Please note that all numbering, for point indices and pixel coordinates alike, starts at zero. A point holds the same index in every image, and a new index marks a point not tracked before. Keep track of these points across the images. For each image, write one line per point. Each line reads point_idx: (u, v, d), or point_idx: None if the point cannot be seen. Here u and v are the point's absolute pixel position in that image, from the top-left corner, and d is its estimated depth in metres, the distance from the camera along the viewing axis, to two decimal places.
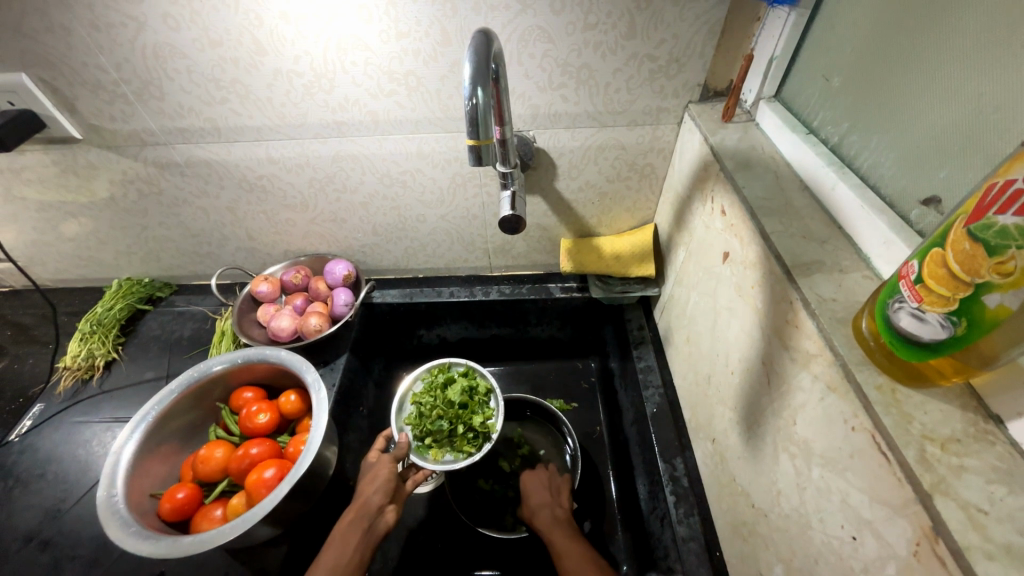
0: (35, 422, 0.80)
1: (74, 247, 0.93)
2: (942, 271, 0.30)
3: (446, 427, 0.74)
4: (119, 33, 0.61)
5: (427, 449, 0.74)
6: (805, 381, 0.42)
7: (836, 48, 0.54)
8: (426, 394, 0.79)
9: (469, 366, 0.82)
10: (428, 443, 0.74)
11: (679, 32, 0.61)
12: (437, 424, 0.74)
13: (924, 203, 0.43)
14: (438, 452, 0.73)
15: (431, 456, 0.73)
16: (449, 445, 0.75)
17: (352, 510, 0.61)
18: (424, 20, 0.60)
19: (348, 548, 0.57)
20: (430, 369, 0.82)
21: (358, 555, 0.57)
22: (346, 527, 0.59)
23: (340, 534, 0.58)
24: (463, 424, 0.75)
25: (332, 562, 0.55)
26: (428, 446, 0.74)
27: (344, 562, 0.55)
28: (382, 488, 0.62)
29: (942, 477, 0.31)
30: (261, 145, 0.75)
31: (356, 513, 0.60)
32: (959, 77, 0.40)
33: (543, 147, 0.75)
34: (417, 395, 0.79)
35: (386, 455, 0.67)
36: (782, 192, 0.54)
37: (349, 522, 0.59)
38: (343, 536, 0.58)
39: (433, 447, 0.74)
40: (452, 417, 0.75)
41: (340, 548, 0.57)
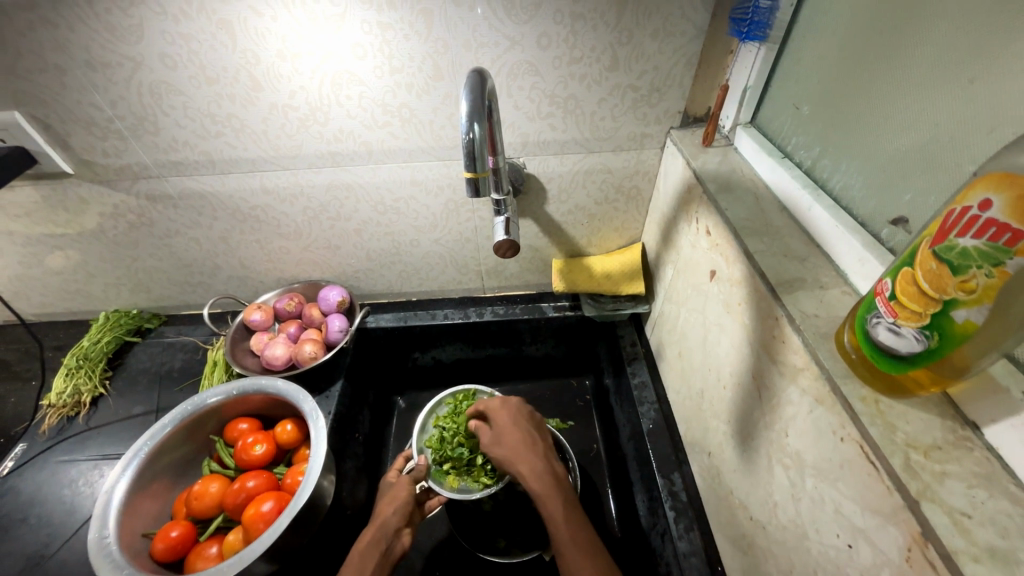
0: (18, 463, 0.77)
1: (60, 281, 0.92)
2: (912, 288, 0.32)
3: (466, 453, 0.74)
4: (115, 71, 0.63)
5: (445, 475, 0.74)
6: (795, 394, 0.44)
7: (805, 79, 0.59)
8: (450, 418, 0.79)
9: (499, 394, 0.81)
10: (446, 469, 0.74)
11: (659, 64, 0.64)
12: (456, 450, 0.74)
13: (892, 222, 0.46)
14: (454, 478, 0.73)
15: (447, 483, 0.73)
16: (466, 473, 0.74)
17: (369, 534, 0.61)
18: (416, 56, 0.63)
19: (368, 567, 0.57)
20: (456, 393, 0.83)
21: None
22: (363, 549, 0.59)
23: (357, 556, 0.58)
24: (482, 452, 0.75)
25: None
26: (446, 472, 0.74)
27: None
28: (401, 509, 0.64)
29: (927, 484, 0.32)
30: (255, 175, 0.76)
31: (374, 537, 0.61)
32: (917, 108, 0.44)
33: (533, 173, 0.78)
34: (442, 419, 0.79)
35: (401, 478, 0.69)
36: (762, 212, 0.57)
37: (367, 543, 0.60)
38: (362, 557, 0.58)
39: (451, 473, 0.74)
40: (472, 445, 0.75)
41: (357, 570, 0.56)
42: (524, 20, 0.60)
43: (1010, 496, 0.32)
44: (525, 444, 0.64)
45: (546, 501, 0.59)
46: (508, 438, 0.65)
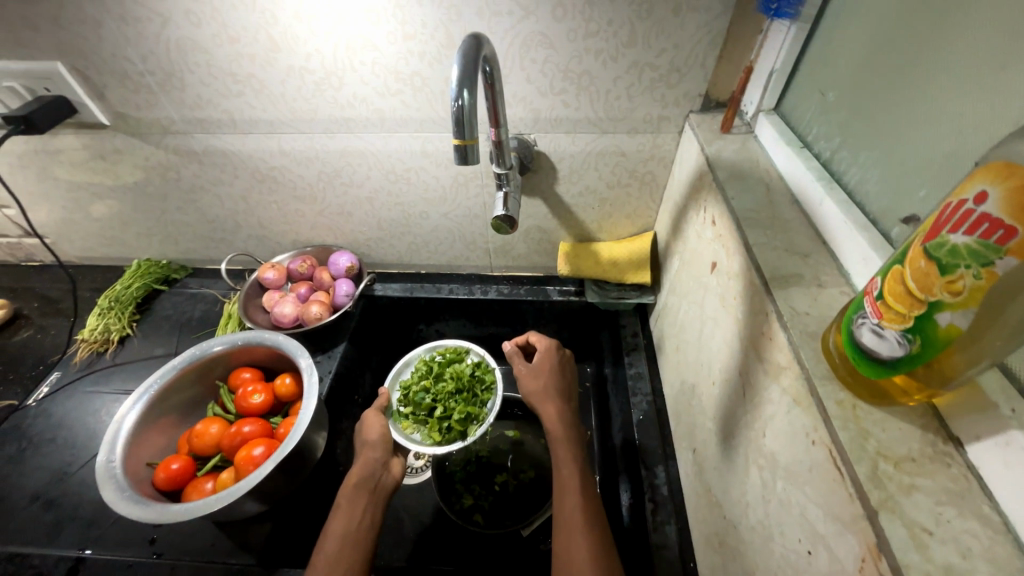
0: (52, 389, 0.85)
1: (99, 228, 0.99)
2: (899, 288, 0.30)
3: (427, 402, 0.76)
4: (145, 26, 0.65)
5: (401, 417, 0.76)
6: (775, 393, 0.42)
7: (832, 64, 0.54)
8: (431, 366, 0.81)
9: (487, 359, 0.82)
10: (406, 413, 0.76)
11: (679, 42, 0.61)
12: (419, 397, 0.76)
13: (903, 221, 0.43)
14: (409, 425, 0.75)
15: (401, 425, 0.75)
16: (422, 424, 0.75)
17: (355, 475, 0.64)
18: (429, 23, 0.62)
19: (361, 507, 0.61)
20: (447, 347, 0.84)
21: (370, 512, 0.61)
22: (351, 492, 0.62)
23: (347, 499, 0.62)
24: (443, 409, 0.75)
25: (343, 527, 0.59)
26: (404, 415, 0.76)
27: (355, 522, 0.59)
28: (381, 447, 0.68)
29: (891, 495, 0.30)
30: (273, 137, 0.78)
31: (361, 477, 0.64)
32: (945, 95, 0.40)
33: (544, 151, 0.76)
34: (423, 363, 0.82)
35: (373, 415, 0.72)
36: (770, 204, 0.54)
37: (355, 485, 0.63)
38: (351, 500, 0.61)
39: (408, 419, 0.76)
40: (437, 398, 0.76)
41: (349, 513, 0.60)
42: None
43: (981, 517, 0.29)
44: (558, 390, 0.71)
45: (561, 442, 0.64)
46: (546, 376, 0.72)
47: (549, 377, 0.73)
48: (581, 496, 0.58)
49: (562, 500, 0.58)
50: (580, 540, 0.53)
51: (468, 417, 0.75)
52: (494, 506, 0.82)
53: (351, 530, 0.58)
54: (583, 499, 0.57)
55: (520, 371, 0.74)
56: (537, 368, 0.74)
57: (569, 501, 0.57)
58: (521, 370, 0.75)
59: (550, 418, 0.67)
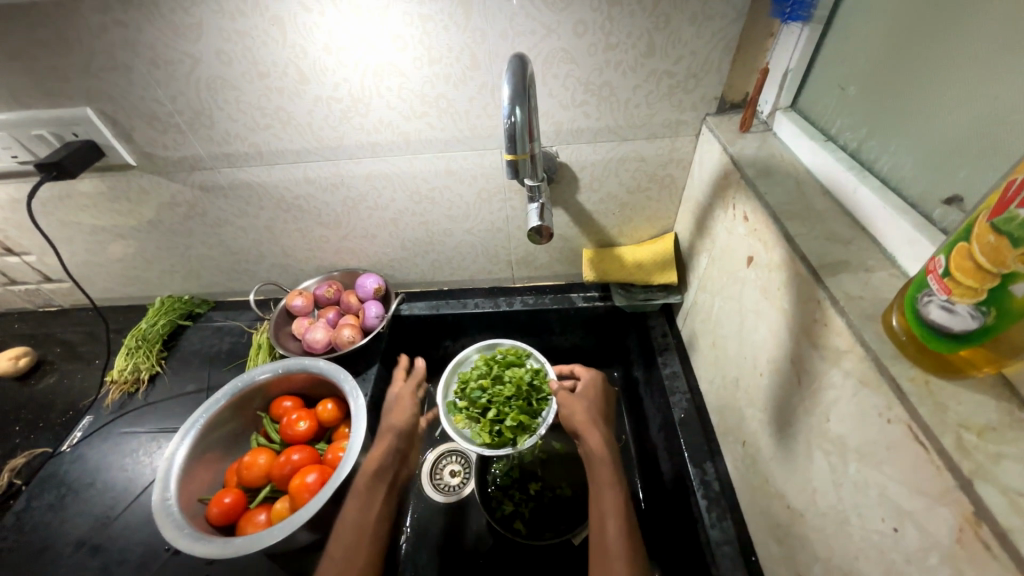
0: (85, 433, 0.84)
1: (121, 268, 0.99)
2: (968, 264, 0.32)
3: (484, 403, 0.76)
4: (176, 68, 0.67)
5: (455, 411, 0.78)
6: (837, 377, 0.43)
7: (851, 59, 0.57)
8: (492, 366, 0.81)
9: (544, 368, 0.82)
10: (460, 407, 0.77)
11: (696, 49, 0.64)
12: (477, 397, 0.77)
13: (946, 202, 0.45)
14: (462, 420, 0.76)
15: (453, 418, 0.77)
16: (474, 421, 0.76)
17: (374, 462, 0.66)
18: (455, 47, 0.65)
19: (378, 499, 0.63)
20: (509, 349, 0.84)
21: (384, 503, 0.63)
22: (370, 480, 0.64)
23: (364, 487, 0.63)
24: (497, 412, 0.76)
25: (360, 516, 0.60)
26: (459, 410, 0.77)
27: (373, 513, 0.61)
28: (402, 439, 0.69)
29: (980, 463, 0.32)
30: (299, 166, 0.80)
31: (379, 466, 0.65)
32: (974, 83, 0.42)
33: (566, 162, 0.78)
34: (483, 363, 0.82)
35: (404, 399, 0.73)
36: (802, 196, 0.56)
37: (374, 474, 0.64)
38: (369, 488, 0.63)
39: (462, 413, 0.77)
40: (493, 399, 0.77)
41: (367, 502, 0.62)
42: (561, 8, 0.61)
43: None
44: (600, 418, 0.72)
45: (603, 466, 0.64)
46: (591, 404, 0.74)
47: (591, 405, 0.74)
48: (621, 521, 0.58)
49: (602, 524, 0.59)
50: (619, 566, 0.54)
51: (521, 425, 0.76)
52: (534, 514, 0.82)
53: (369, 521, 0.60)
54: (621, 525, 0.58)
55: (564, 396, 0.75)
56: (580, 395, 0.76)
57: (610, 526, 0.58)
58: (562, 398, 0.76)
59: (593, 440, 0.67)
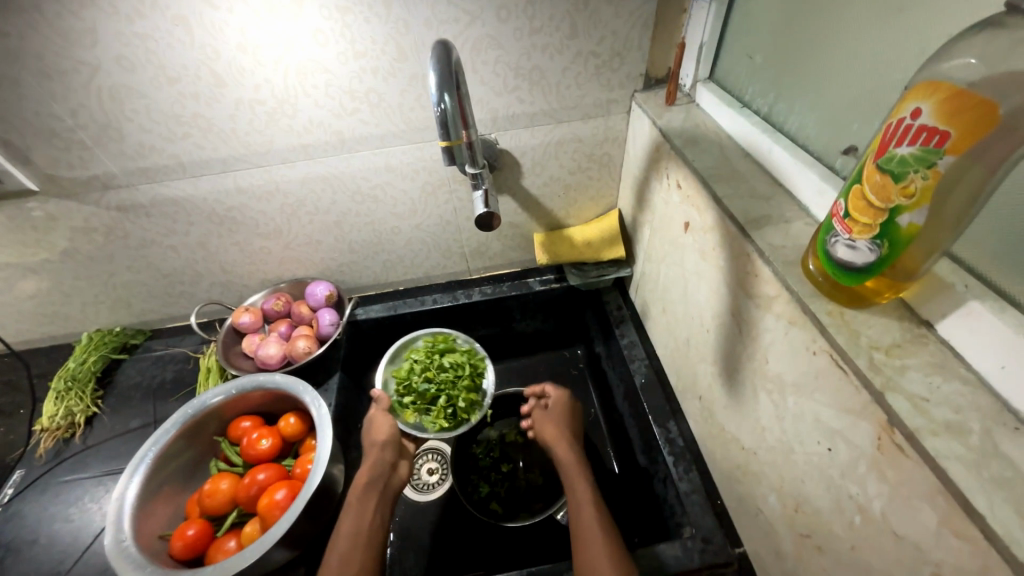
0: (18, 489, 0.76)
1: (36, 305, 0.90)
2: (863, 202, 0.35)
3: (431, 393, 0.76)
4: (71, 79, 0.61)
5: (402, 408, 0.76)
6: (770, 321, 0.47)
7: (756, 29, 0.61)
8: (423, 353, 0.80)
9: (474, 345, 0.82)
10: (407, 404, 0.75)
11: (616, 29, 0.66)
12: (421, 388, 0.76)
13: (845, 152, 0.49)
14: (412, 415, 0.75)
15: (402, 415, 0.75)
16: (424, 412, 0.76)
17: (364, 475, 0.65)
18: (379, 39, 0.63)
19: (370, 508, 0.61)
20: (437, 333, 0.82)
21: (378, 512, 0.62)
22: (360, 490, 0.63)
23: (355, 501, 0.62)
24: (444, 396, 0.76)
25: (354, 525, 0.59)
26: (406, 406, 0.76)
27: (367, 521, 0.60)
28: (390, 449, 0.68)
29: (890, 377, 0.36)
30: (228, 176, 0.75)
31: (368, 478, 0.64)
32: (858, 40, 0.47)
33: (506, 148, 0.79)
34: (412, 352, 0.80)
35: (380, 416, 0.72)
36: (726, 160, 0.60)
37: (363, 486, 0.63)
38: (361, 498, 0.62)
39: (409, 408, 0.76)
40: (437, 387, 0.77)
41: (360, 512, 0.61)
42: None
43: (961, 378, 0.35)
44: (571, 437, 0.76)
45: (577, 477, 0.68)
46: (561, 421, 0.78)
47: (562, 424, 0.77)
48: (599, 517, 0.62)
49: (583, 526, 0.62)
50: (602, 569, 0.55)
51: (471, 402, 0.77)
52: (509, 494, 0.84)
53: (364, 529, 0.59)
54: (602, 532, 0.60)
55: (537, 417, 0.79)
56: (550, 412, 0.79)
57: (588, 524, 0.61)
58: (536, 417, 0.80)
59: (564, 455, 0.72)
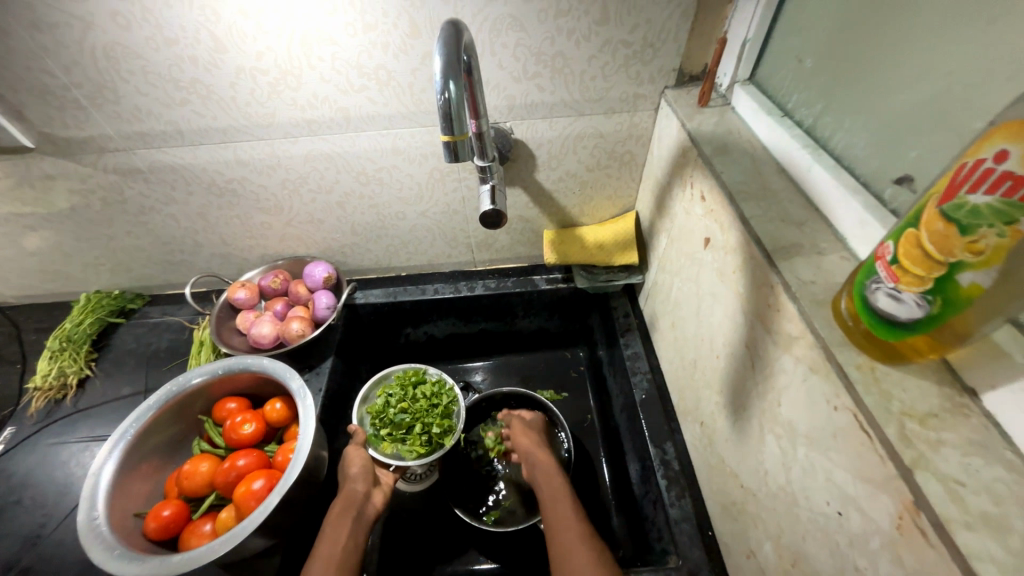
0: (8, 446, 0.77)
1: (36, 262, 0.89)
2: (916, 251, 0.31)
3: (404, 422, 0.76)
4: (65, 33, 0.58)
5: (380, 439, 0.76)
6: (788, 363, 0.43)
7: (809, 30, 0.55)
8: (395, 386, 0.81)
9: (443, 376, 0.82)
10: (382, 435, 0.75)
11: (652, 17, 0.60)
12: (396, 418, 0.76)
13: (896, 181, 0.44)
14: (389, 445, 0.75)
15: (381, 448, 0.75)
16: (400, 442, 0.76)
17: (337, 505, 0.62)
18: (391, 11, 0.58)
19: (343, 536, 0.58)
20: (407, 368, 0.83)
21: (352, 541, 0.58)
22: (335, 518, 0.60)
23: (329, 530, 0.59)
24: (419, 424, 0.76)
25: (328, 553, 0.56)
26: (382, 437, 0.76)
27: (342, 547, 0.57)
28: (363, 476, 0.65)
29: (921, 452, 0.32)
30: (228, 147, 0.72)
31: (341, 506, 0.62)
32: (930, 53, 0.41)
33: (521, 138, 0.74)
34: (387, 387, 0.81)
35: (354, 450, 0.69)
36: (759, 175, 0.54)
37: (336, 515, 0.60)
38: (335, 525, 0.59)
39: (387, 439, 0.76)
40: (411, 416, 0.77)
41: (334, 539, 0.58)
42: None
43: (1005, 463, 0.31)
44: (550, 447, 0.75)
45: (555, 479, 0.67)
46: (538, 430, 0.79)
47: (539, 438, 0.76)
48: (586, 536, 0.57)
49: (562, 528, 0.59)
50: None
51: (445, 428, 0.77)
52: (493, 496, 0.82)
53: (338, 555, 0.56)
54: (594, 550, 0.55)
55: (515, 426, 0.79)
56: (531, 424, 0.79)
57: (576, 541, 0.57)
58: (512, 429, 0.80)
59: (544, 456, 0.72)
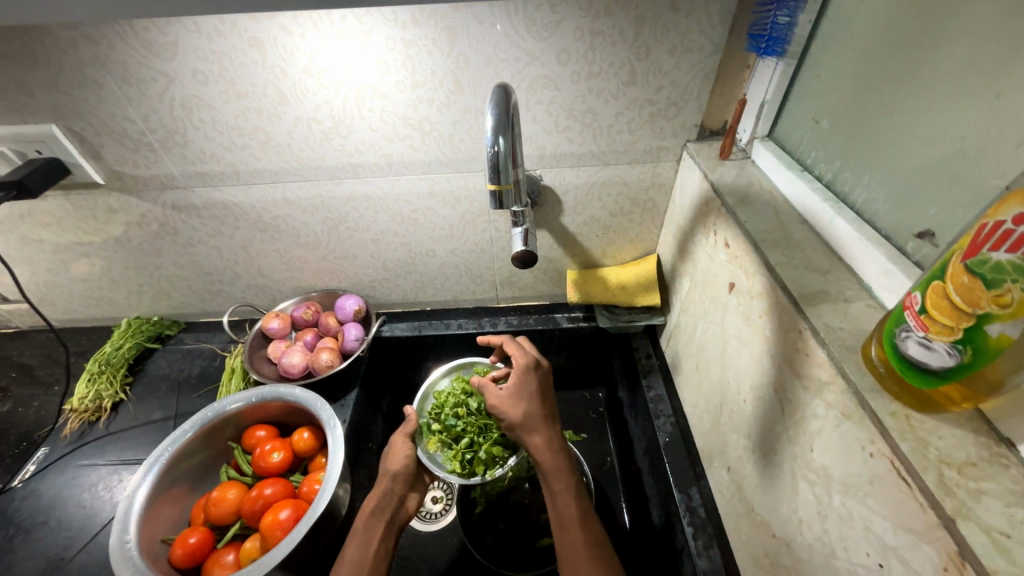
0: (40, 467, 0.79)
1: (85, 288, 0.94)
2: (944, 302, 0.33)
3: (456, 429, 0.74)
4: (149, 86, 0.65)
5: (429, 433, 0.75)
6: (820, 408, 0.43)
7: (824, 93, 0.59)
8: (465, 387, 0.79)
9: None
10: (433, 431, 0.75)
11: (676, 79, 0.65)
12: (451, 424, 0.74)
13: (918, 236, 0.47)
14: (434, 445, 0.74)
15: (426, 443, 0.75)
16: (446, 447, 0.74)
17: (371, 503, 0.63)
18: (438, 72, 0.65)
19: (375, 539, 0.59)
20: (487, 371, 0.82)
21: (382, 546, 0.59)
22: (368, 519, 0.61)
23: (361, 529, 0.60)
24: (469, 440, 0.73)
25: (358, 556, 0.57)
26: (431, 433, 0.75)
27: (372, 552, 0.58)
28: (402, 479, 0.65)
29: (962, 501, 0.32)
30: (277, 186, 0.78)
31: (376, 506, 0.62)
32: (941, 123, 0.44)
33: (550, 184, 0.78)
34: (457, 385, 0.79)
35: (400, 442, 0.69)
36: (781, 224, 0.57)
37: (370, 515, 0.61)
38: (368, 527, 0.60)
39: (435, 436, 0.75)
40: (467, 428, 0.74)
41: (365, 541, 0.59)
42: (544, 37, 0.62)
43: None
44: (545, 417, 0.65)
45: (555, 475, 0.60)
46: (529, 401, 0.66)
47: (533, 404, 0.66)
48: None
49: (562, 543, 0.56)
50: None
51: (492, 458, 0.72)
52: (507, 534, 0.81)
53: (367, 562, 0.57)
54: (598, 574, 0.52)
55: (498, 396, 0.67)
56: (513, 398, 0.66)
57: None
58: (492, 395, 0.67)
59: (539, 448, 0.62)
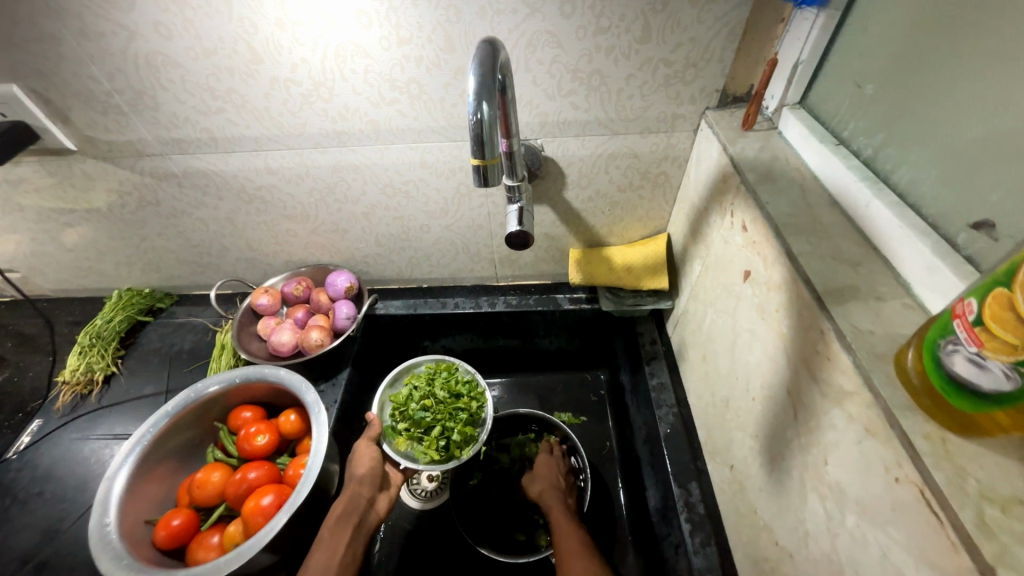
0: (34, 439, 0.79)
1: (74, 258, 0.92)
2: (1007, 315, 0.27)
3: (426, 421, 0.72)
4: (110, 41, 0.59)
5: (396, 432, 0.72)
6: (838, 420, 0.38)
7: (869, 53, 0.51)
8: (424, 379, 0.77)
9: (477, 378, 0.78)
10: (400, 430, 0.72)
11: (697, 35, 0.57)
12: (418, 416, 0.72)
13: (973, 226, 0.40)
14: (404, 442, 0.72)
15: (395, 442, 0.72)
16: (417, 441, 0.72)
17: (338, 508, 0.62)
18: (426, 25, 0.57)
19: (342, 545, 0.58)
20: (439, 362, 0.81)
21: (349, 552, 0.58)
22: (335, 524, 0.60)
23: (328, 536, 0.59)
24: (440, 427, 0.72)
25: (325, 562, 0.56)
26: (399, 432, 0.73)
27: (338, 557, 0.57)
28: (369, 482, 0.65)
29: (1005, 545, 0.27)
30: (259, 155, 0.72)
31: (343, 510, 0.61)
32: (1013, 89, 0.37)
33: (552, 155, 0.72)
34: (415, 379, 0.78)
35: (365, 447, 0.68)
36: (809, 207, 0.50)
37: (336, 521, 0.60)
38: (334, 534, 0.59)
39: (403, 434, 0.72)
40: (436, 416, 0.73)
41: (331, 547, 0.58)
42: None
43: None
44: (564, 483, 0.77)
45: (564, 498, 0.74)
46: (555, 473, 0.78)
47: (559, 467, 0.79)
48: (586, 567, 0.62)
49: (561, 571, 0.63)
50: None
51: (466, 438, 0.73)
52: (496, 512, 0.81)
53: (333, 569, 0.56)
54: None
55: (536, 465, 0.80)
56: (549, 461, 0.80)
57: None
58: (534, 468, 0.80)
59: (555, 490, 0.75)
